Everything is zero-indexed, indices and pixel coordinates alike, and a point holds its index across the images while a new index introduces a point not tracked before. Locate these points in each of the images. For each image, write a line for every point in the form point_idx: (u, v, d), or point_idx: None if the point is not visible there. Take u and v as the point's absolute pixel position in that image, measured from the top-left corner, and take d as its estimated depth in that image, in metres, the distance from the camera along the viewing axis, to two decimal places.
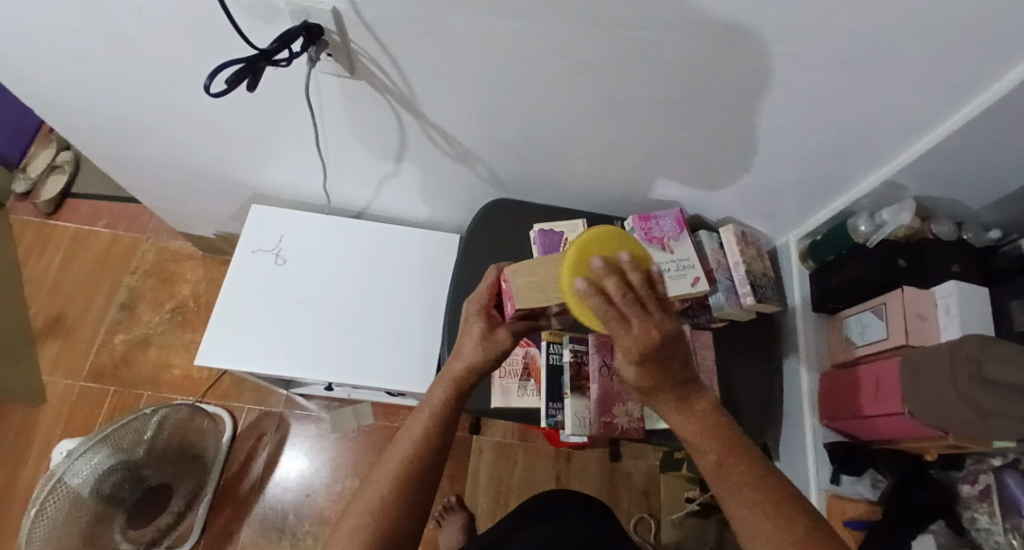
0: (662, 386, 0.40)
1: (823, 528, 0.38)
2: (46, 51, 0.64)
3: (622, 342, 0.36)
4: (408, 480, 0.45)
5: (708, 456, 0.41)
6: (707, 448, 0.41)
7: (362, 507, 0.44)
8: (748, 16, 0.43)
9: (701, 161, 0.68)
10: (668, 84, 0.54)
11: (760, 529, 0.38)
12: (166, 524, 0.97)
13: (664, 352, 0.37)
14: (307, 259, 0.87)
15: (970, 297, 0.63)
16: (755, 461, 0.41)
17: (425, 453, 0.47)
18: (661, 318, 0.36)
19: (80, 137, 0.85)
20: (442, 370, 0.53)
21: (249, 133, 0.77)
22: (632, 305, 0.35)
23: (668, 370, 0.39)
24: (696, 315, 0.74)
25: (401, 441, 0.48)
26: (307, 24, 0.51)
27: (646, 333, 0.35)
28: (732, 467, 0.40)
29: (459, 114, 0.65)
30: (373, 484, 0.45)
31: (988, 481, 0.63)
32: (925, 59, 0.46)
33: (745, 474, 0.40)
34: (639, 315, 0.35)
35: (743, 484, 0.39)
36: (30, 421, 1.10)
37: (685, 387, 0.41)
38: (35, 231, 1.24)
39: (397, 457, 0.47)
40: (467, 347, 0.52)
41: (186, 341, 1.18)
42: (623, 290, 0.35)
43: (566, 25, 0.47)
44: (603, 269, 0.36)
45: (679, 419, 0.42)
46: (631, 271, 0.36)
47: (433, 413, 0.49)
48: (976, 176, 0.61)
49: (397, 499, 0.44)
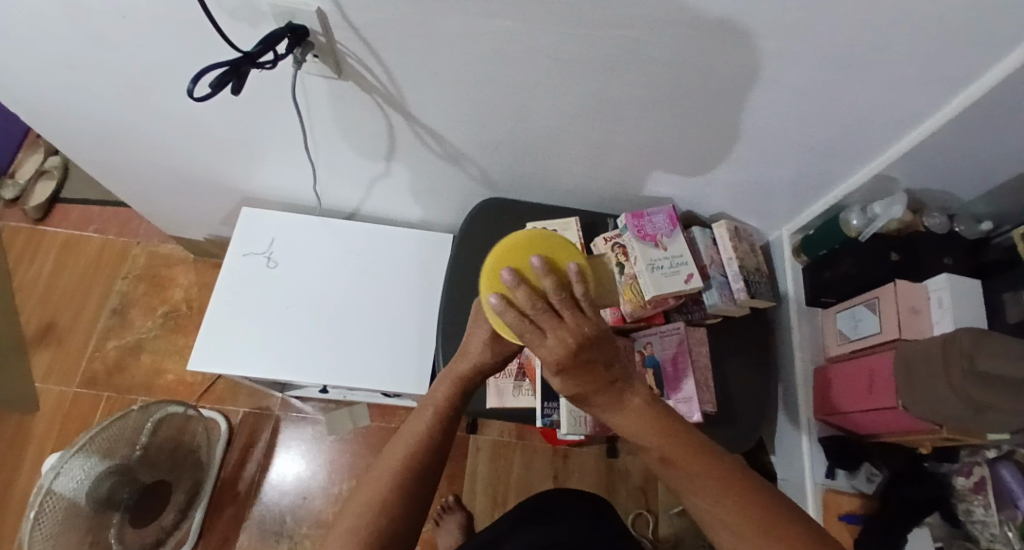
0: (593, 390, 0.40)
1: (779, 511, 0.37)
2: (27, 56, 0.63)
3: (540, 352, 0.38)
4: (409, 477, 0.45)
5: (654, 453, 0.40)
6: (650, 444, 0.40)
7: (361, 503, 0.43)
8: (735, 13, 0.43)
9: (692, 158, 0.67)
10: (657, 81, 0.54)
11: (720, 521, 0.37)
12: (170, 524, 0.97)
13: (584, 357, 0.37)
14: (299, 262, 0.86)
15: (962, 289, 0.63)
16: (703, 448, 0.40)
17: (428, 452, 0.47)
18: (576, 322, 0.37)
19: (66, 142, 0.84)
20: (448, 368, 0.53)
21: (237, 136, 0.77)
22: (542, 313, 0.37)
23: (596, 372, 0.39)
24: (690, 311, 0.74)
25: (403, 437, 0.48)
26: (292, 25, 0.51)
27: (560, 339, 0.37)
28: (681, 461, 0.39)
29: (448, 114, 0.65)
30: (373, 479, 0.45)
31: (983, 473, 0.64)
32: (913, 53, 0.46)
33: (696, 465, 0.39)
34: (551, 322, 0.37)
35: (695, 475, 0.39)
36: (22, 430, 1.09)
37: (617, 387, 0.40)
38: (24, 238, 1.23)
39: (399, 453, 0.46)
40: (474, 346, 0.52)
41: (180, 346, 1.17)
42: (533, 301, 0.37)
43: (553, 23, 0.47)
44: (513, 281, 0.38)
45: (619, 417, 0.41)
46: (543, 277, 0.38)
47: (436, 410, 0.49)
48: (966, 168, 0.61)
49: (399, 495, 0.44)
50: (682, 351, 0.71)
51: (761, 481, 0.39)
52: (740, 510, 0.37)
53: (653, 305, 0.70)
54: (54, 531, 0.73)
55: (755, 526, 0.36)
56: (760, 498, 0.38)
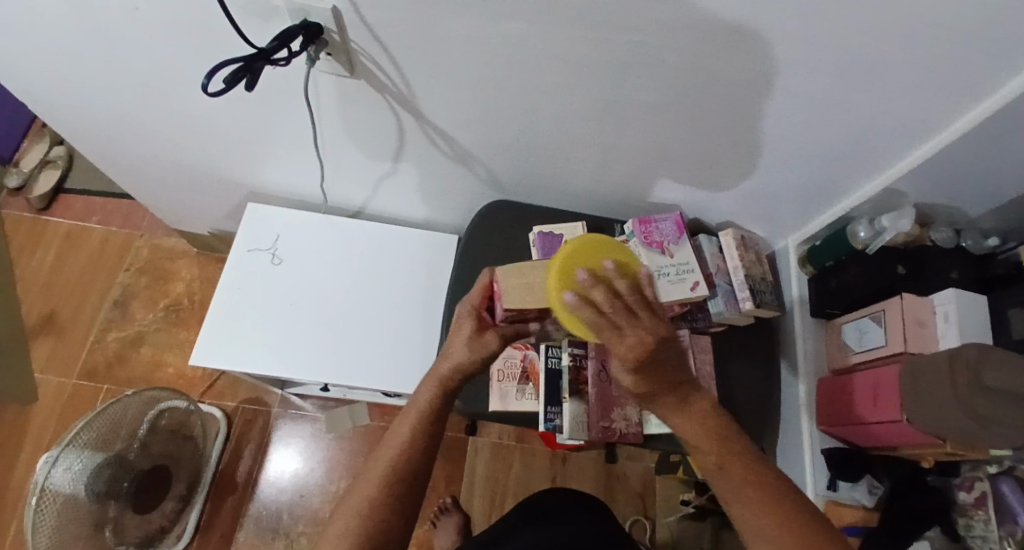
0: (658, 391, 0.38)
1: (818, 526, 0.36)
2: (39, 47, 0.63)
3: (615, 351, 0.35)
4: (399, 482, 0.45)
5: (709, 458, 0.39)
6: (705, 449, 0.39)
7: (351, 510, 0.43)
8: (751, 22, 0.43)
9: (701, 165, 0.68)
10: (670, 88, 0.54)
11: (761, 531, 0.36)
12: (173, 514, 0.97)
13: (658, 357, 0.36)
14: (304, 259, 0.86)
15: (968, 305, 0.63)
16: (754, 458, 0.39)
17: (415, 456, 0.46)
18: (651, 323, 0.35)
19: (73, 133, 0.84)
20: (430, 369, 0.51)
21: (246, 131, 0.77)
22: (622, 311, 0.35)
23: (663, 373, 0.38)
24: (695, 319, 0.73)
25: (390, 442, 0.47)
26: (307, 22, 0.51)
27: (639, 339, 0.35)
28: (732, 467, 0.38)
29: (459, 115, 0.65)
30: (362, 486, 0.45)
31: (984, 488, 0.63)
32: (927, 67, 0.46)
33: (744, 471, 0.38)
34: (629, 321, 0.35)
35: (744, 484, 0.37)
36: (20, 421, 1.09)
37: (683, 390, 0.39)
38: (27, 227, 1.23)
39: (387, 457, 0.46)
40: (457, 347, 0.51)
41: (180, 339, 1.17)
42: (610, 298, 0.35)
43: (569, 27, 0.47)
44: (589, 280, 0.36)
45: (681, 422, 0.40)
46: (616, 279, 0.37)
47: (420, 412, 0.48)
48: (975, 183, 0.61)
49: (388, 501, 0.44)
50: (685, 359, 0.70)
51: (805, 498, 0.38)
52: (780, 521, 0.36)
53: None
54: (57, 526, 0.73)
55: (797, 540, 0.35)
56: (801, 511, 0.37)
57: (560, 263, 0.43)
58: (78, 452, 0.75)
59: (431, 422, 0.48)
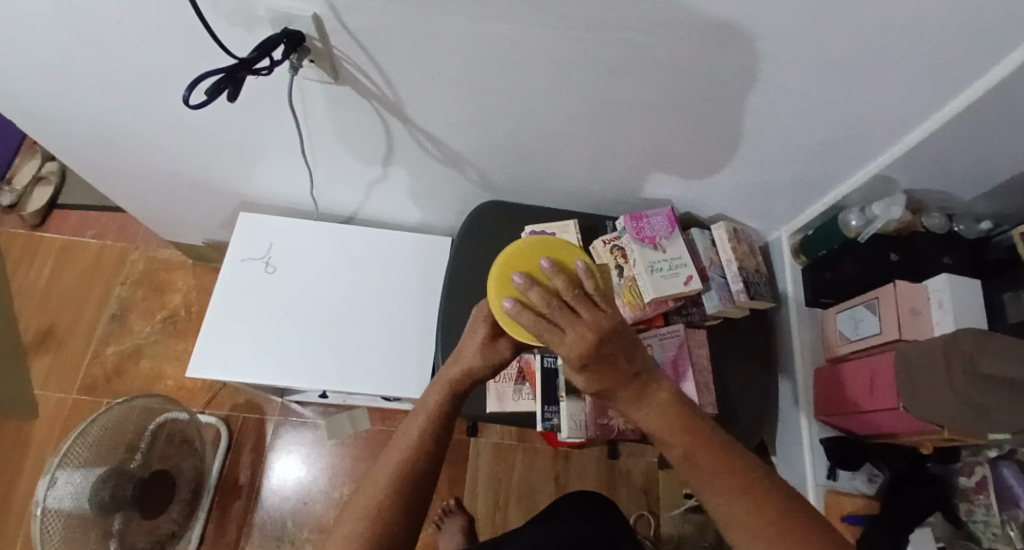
0: (616, 383, 0.38)
1: (792, 508, 0.36)
2: (23, 63, 0.63)
3: (561, 350, 0.36)
4: (404, 488, 0.44)
5: (676, 447, 0.39)
6: (671, 439, 0.39)
7: (357, 514, 0.43)
8: (733, 14, 0.43)
9: (691, 160, 0.67)
10: (654, 83, 0.54)
11: (736, 518, 0.36)
12: (179, 518, 0.97)
13: (605, 349, 0.36)
14: (298, 266, 0.86)
15: (962, 290, 0.63)
16: (721, 443, 0.39)
17: (423, 462, 0.46)
18: (594, 317, 0.36)
19: (63, 148, 0.84)
20: (440, 372, 0.51)
21: (236, 141, 0.76)
22: (562, 311, 0.36)
23: (616, 364, 0.37)
24: (689, 312, 0.74)
25: (397, 446, 0.47)
26: (288, 31, 0.51)
27: (581, 335, 0.35)
28: (702, 456, 0.38)
29: (446, 118, 0.65)
30: (366, 492, 0.44)
31: (984, 473, 0.64)
32: (910, 53, 0.46)
33: (715, 461, 0.37)
34: (571, 320, 0.36)
35: (714, 472, 0.37)
36: (22, 437, 1.09)
37: (641, 380, 0.39)
38: (22, 243, 1.23)
39: (394, 461, 0.45)
40: (468, 352, 0.50)
41: (179, 351, 1.16)
42: (547, 299, 0.37)
43: (551, 26, 0.47)
44: (525, 284, 0.37)
45: (644, 413, 0.39)
46: (554, 276, 0.37)
47: (429, 417, 0.48)
48: (965, 168, 0.61)
49: (393, 508, 0.43)
50: (682, 353, 0.71)
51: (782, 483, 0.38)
52: (753, 506, 0.36)
53: (653, 307, 0.71)
54: (60, 541, 0.73)
55: (774, 528, 0.35)
56: (773, 493, 0.36)
57: (498, 272, 0.45)
58: (75, 466, 0.75)
59: (440, 428, 0.48)
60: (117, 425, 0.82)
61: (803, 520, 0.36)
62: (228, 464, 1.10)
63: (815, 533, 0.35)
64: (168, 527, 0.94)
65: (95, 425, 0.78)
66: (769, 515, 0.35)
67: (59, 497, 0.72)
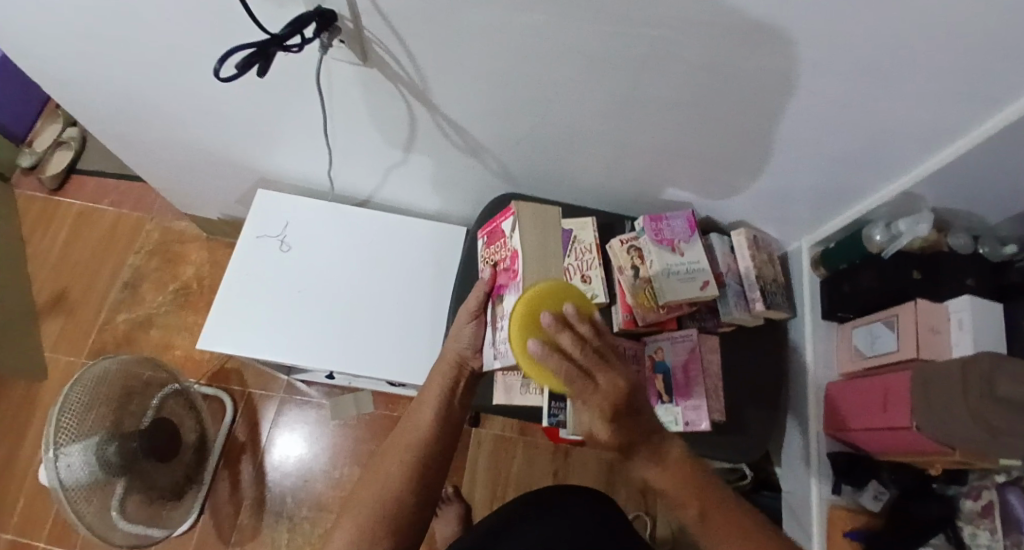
0: (635, 440, 0.45)
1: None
2: (51, 27, 0.63)
3: (594, 398, 0.43)
4: (420, 465, 0.50)
5: (689, 509, 0.45)
6: (687, 502, 0.45)
7: (382, 475, 0.49)
8: (774, 19, 0.42)
9: (715, 164, 0.67)
10: (686, 84, 0.53)
11: None
12: (187, 467, 1.00)
13: (630, 398, 0.44)
14: (312, 246, 0.86)
15: (984, 313, 0.62)
16: (735, 508, 0.45)
17: (435, 442, 0.52)
18: (615, 373, 0.44)
19: (87, 115, 0.84)
20: (437, 362, 0.58)
21: (259, 117, 0.76)
22: (592, 354, 0.44)
23: (636, 423, 0.45)
24: (704, 319, 0.73)
25: (412, 422, 0.53)
26: (321, 8, 0.50)
27: (612, 384, 0.43)
28: (717, 522, 0.44)
29: (472, 107, 0.64)
30: (385, 469, 0.49)
31: (991, 498, 0.62)
32: (952, 71, 0.45)
33: (725, 522, 0.43)
34: (600, 369, 0.43)
35: (726, 537, 0.43)
36: (31, 399, 1.11)
37: (659, 441, 0.46)
38: (40, 207, 1.24)
39: (411, 434, 0.52)
40: (451, 346, 0.58)
41: (189, 323, 1.17)
42: (580, 347, 0.43)
43: (586, 20, 0.46)
44: (556, 325, 0.44)
45: (661, 474, 0.46)
46: (579, 325, 0.44)
47: (435, 402, 0.54)
48: (996, 189, 0.59)
49: (410, 483, 0.49)
50: (693, 359, 0.70)
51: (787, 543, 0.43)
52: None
53: (667, 311, 0.70)
54: (79, 495, 0.74)
55: None
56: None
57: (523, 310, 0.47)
58: (73, 428, 0.73)
59: (448, 411, 0.54)
60: (105, 385, 0.79)
61: None
62: (232, 430, 1.12)
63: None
64: (181, 475, 0.98)
65: (84, 384, 0.76)
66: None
67: (69, 468, 0.72)
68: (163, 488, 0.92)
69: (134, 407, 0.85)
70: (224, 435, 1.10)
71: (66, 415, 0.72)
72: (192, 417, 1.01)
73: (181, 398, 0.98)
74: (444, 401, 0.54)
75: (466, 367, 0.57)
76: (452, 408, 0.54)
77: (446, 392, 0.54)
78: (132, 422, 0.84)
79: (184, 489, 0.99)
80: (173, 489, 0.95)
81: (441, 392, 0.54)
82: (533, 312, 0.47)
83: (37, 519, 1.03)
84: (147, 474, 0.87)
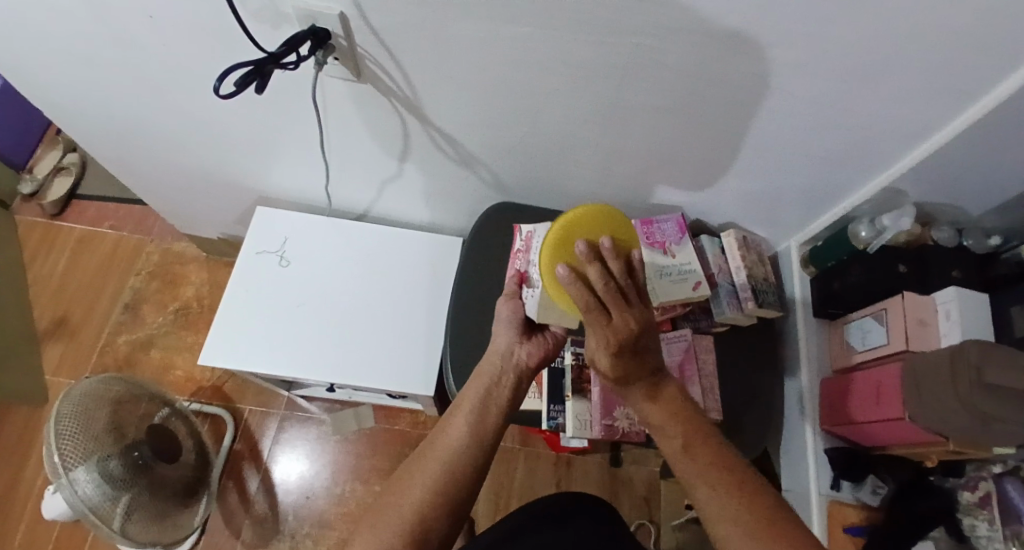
0: (635, 377, 0.46)
1: (781, 511, 0.38)
2: (56, 54, 0.65)
3: (601, 331, 0.42)
4: (455, 469, 0.45)
5: (676, 440, 0.44)
6: (674, 431, 0.45)
7: (412, 484, 0.43)
8: (747, 23, 0.44)
9: (701, 167, 0.69)
10: (667, 90, 0.55)
11: (721, 508, 0.39)
12: (202, 478, 0.98)
13: (639, 341, 0.43)
14: (310, 261, 0.87)
15: (970, 303, 0.63)
16: (721, 447, 0.44)
17: (472, 447, 0.46)
18: (631, 313, 0.43)
19: (88, 139, 0.86)
20: (478, 366, 0.53)
21: (258, 136, 0.78)
22: (613, 291, 0.42)
23: (641, 362, 0.45)
24: (697, 319, 0.75)
25: (444, 429, 0.48)
26: (314, 28, 0.52)
27: (623, 322, 0.42)
28: (702, 453, 0.43)
29: (463, 119, 0.66)
30: (415, 473, 0.45)
31: (989, 488, 0.62)
32: (921, 68, 0.47)
33: (709, 455, 0.43)
34: (617, 306, 0.42)
35: (709, 466, 0.42)
36: (33, 423, 1.11)
37: (656, 377, 0.47)
38: (41, 233, 1.25)
39: (445, 440, 0.47)
40: (498, 339, 0.55)
41: (189, 342, 1.18)
42: (603, 279, 0.42)
43: (569, 30, 0.48)
44: (587, 257, 0.44)
45: (652, 408, 0.47)
46: (611, 261, 0.44)
47: (473, 403, 0.49)
48: (974, 183, 0.61)
49: (443, 489, 0.43)
50: (688, 359, 0.71)
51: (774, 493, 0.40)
52: (738, 500, 0.39)
53: (661, 311, 0.72)
54: (87, 499, 0.75)
55: (750, 514, 0.38)
56: (762, 494, 0.40)
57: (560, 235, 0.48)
58: (76, 432, 0.75)
59: (485, 414, 0.49)
60: (105, 394, 0.82)
61: (778, 516, 0.38)
62: (235, 447, 1.12)
63: (792, 527, 0.37)
64: (196, 488, 0.96)
65: (80, 393, 0.78)
66: (757, 510, 0.38)
67: (81, 482, 0.74)
68: (175, 500, 0.90)
69: (138, 416, 0.87)
70: (226, 453, 1.09)
71: (67, 421, 0.75)
72: (194, 432, 0.99)
73: (183, 413, 0.97)
74: (482, 403, 0.49)
75: (513, 361, 0.53)
76: (491, 410, 0.49)
77: (486, 393, 0.50)
78: (137, 431, 0.85)
79: (199, 503, 0.97)
80: (186, 501, 0.93)
81: (479, 394, 0.50)
82: (571, 233, 0.48)
83: (37, 544, 1.02)
84: (158, 484, 0.87)
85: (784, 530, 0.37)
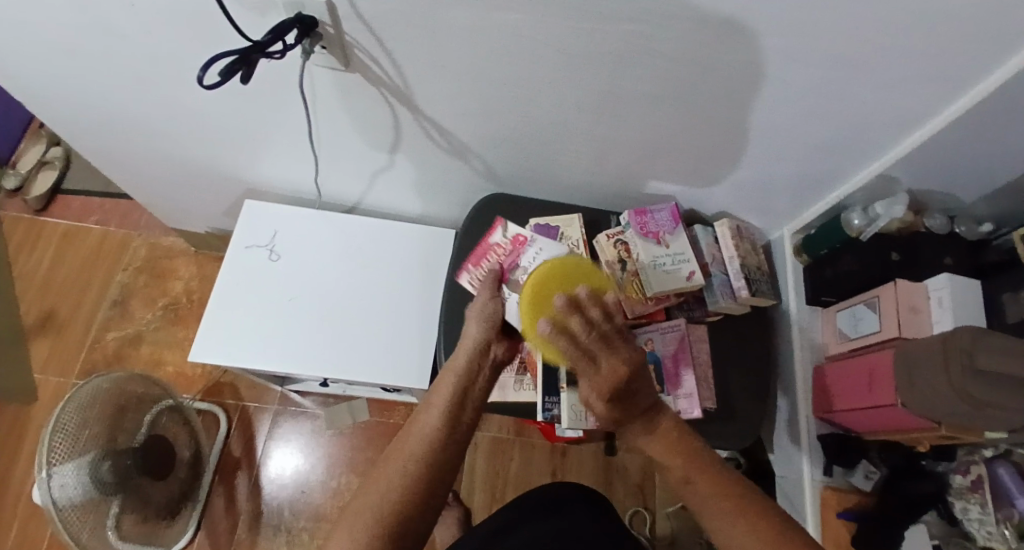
0: (631, 413, 0.48)
1: (787, 527, 0.40)
2: (33, 45, 0.63)
3: (592, 380, 0.46)
4: (428, 466, 0.44)
5: (677, 470, 0.46)
6: (673, 462, 0.46)
7: (385, 481, 0.43)
8: (740, 13, 0.44)
9: (697, 157, 0.68)
10: (659, 77, 0.54)
11: (737, 536, 0.40)
12: (176, 493, 0.96)
13: (627, 385, 0.46)
14: (299, 254, 0.86)
15: (962, 288, 0.64)
16: (720, 468, 0.45)
17: (441, 443, 0.46)
18: (620, 356, 0.45)
19: (70, 132, 0.84)
20: (452, 358, 0.53)
21: (244, 127, 0.77)
22: (595, 341, 0.45)
23: (633, 400, 0.47)
24: (691, 309, 0.75)
25: (412, 428, 0.47)
26: (300, 15, 0.51)
27: (612, 370, 0.45)
28: (701, 483, 0.44)
29: (456, 108, 0.65)
30: (387, 471, 0.43)
31: (980, 472, 0.64)
32: (917, 56, 0.46)
33: (712, 485, 0.44)
34: (603, 353, 0.45)
35: (716, 493, 0.43)
36: (23, 422, 1.10)
37: (650, 412, 0.48)
38: (25, 228, 1.23)
39: (415, 438, 0.46)
40: (469, 332, 0.54)
41: (179, 338, 1.17)
42: (587, 330, 0.45)
43: (562, 18, 0.47)
44: (568, 307, 0.44)
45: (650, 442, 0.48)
46: (590, 306, 0.45)
47: (443, 401, 0.49)
48: (965, 170, 0.62)
49: (415, 488, 0.43)
50: (682, 348, 0.71)
51: (775, 505, 0.42)
52: (748, 523, 0.41)
53: (655, 302, 0.72)
54: (69, 510, 0.72)
55: (766, 540, 0.39)
56: (766, 511, 0.41)
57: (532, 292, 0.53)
58: (67, 439, 0.72)
59: (457, 410, 0.48)
60: (100, 398, 0.79)
61: (793, 539, 0.39)
62: (226, 445, 1.11)
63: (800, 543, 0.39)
64: (168, 503, 0.94)
65: (78, 395, 0.75)
66: (764, 530, 0.40)
67: (63, 489, 0.71)
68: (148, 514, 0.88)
69: (127, 424, 0.84)
70: (217, 451, 1.09)
71: (59, 427, 0.71)
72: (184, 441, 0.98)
73: (173, 423, 0.96)
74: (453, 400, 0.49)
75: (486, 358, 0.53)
76: (464, 406, 0.49)
77: (459, 389, 0.50)
78: (124, 441, 0.83)
79: (169, 516, 0.95)
80: (158, 514, 0.91)
81: (453, 388, 0.50)
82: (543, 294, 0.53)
83: (32, 541, 1.02)
84: (133, 498, 0.84)
85: (790, 541, 0.39)
